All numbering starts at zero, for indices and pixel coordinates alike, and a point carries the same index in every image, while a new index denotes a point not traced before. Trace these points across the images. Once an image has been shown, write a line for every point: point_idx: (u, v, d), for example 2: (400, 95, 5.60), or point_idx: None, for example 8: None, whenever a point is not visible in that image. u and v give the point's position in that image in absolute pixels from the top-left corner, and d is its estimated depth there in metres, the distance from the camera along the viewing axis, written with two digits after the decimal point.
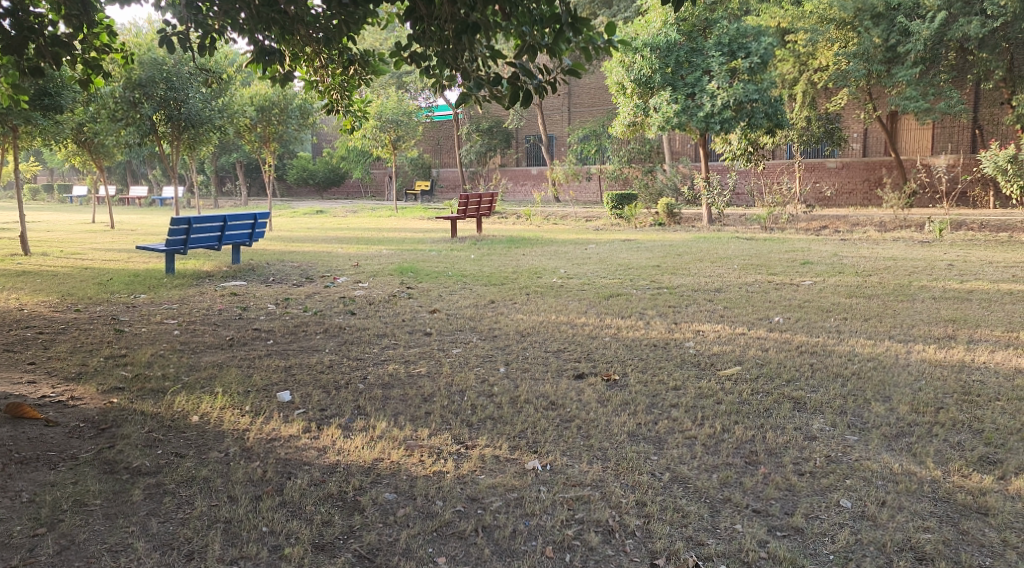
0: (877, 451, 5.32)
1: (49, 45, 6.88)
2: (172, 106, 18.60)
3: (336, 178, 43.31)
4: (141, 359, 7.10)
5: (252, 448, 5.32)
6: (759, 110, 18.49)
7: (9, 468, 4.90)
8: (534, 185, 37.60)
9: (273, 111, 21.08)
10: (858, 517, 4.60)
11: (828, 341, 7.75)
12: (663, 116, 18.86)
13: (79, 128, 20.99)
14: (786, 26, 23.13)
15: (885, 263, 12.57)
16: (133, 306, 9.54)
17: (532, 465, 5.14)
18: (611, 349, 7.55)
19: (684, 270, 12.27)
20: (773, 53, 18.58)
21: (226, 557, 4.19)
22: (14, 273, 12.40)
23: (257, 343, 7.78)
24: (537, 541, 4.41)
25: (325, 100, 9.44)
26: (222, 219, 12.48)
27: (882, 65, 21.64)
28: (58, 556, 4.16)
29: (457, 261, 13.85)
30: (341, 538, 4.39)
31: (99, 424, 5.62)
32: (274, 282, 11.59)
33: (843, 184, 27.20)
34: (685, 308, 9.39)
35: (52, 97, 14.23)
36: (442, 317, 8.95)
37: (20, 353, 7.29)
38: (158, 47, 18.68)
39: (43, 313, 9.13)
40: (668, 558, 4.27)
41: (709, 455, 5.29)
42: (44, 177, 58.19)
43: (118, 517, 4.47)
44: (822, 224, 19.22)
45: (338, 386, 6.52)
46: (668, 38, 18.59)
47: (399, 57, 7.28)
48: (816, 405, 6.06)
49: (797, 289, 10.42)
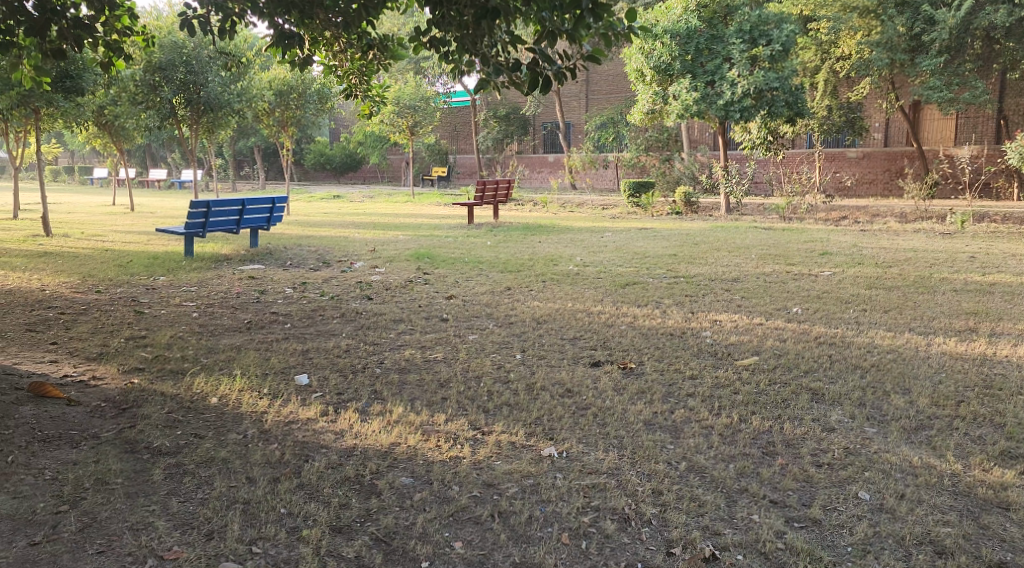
0: (896, 443, 5.29)
1: (72, 27, 6.93)
2: (191, 90, 18.71)
3: (353, 163, 43.53)
4: (160, 341, 7.14)
5: (270, 430, 5.35)
6: (779, 98, 18.33)
7: (32, 446, 4.95)
8: (550, 172, 37.07)
9: (291, 95, 20.99)
10: (876, 509, 4.57)
11: (847, 333, 7.68)
12: (682, 103, 18.79)
13: (100, 110, 21.11)
14: (808, 14, 22.93)
15: (906, 255, 12.41)
16: (152, 289, 9.59)
17: (548, 452, 5.15)
18: (628, 338, 7.52)
19: (701, 260, 12.19)
20: (795, 40, 18.30)
21: (245, 537, 4.21)
22: (36, 253, 12.54)
23: (274, 327, 7.81)
24: (553, 527, 4.41)
25: (344, 85, 9.46)
26: (241, 203, 12.53)
27: (905, 54, 21.32)
28: (80, 534, 4.18)
29: (472, 248, 13.87)
30: (358, 520, 4.42)
31: (119, 404, 5.67)
32: (291, 266, 11.60)
33: (863, 173, 26.76)
34: (702, 297, 9.34)
35: (73, 79, 14.29)
36: (458, 303, 8.97)
37: (42, 333, 7.35)
38: (179, 30, 18.74)
39: (65, 294, 9.20)
40: (684, 547, 4.26)
41: (726, 445, 5.28)
42: (65, 158, 58.76)
43: (139, 496, 4.50)
44: (842, 214, 19.05)
45: (355, 370, 6.56)
46: (689, 25, 18.48)
47: (418, 43, 7.17)
48: (833, 397, 6.01)
49: (815, 280, 10.33)
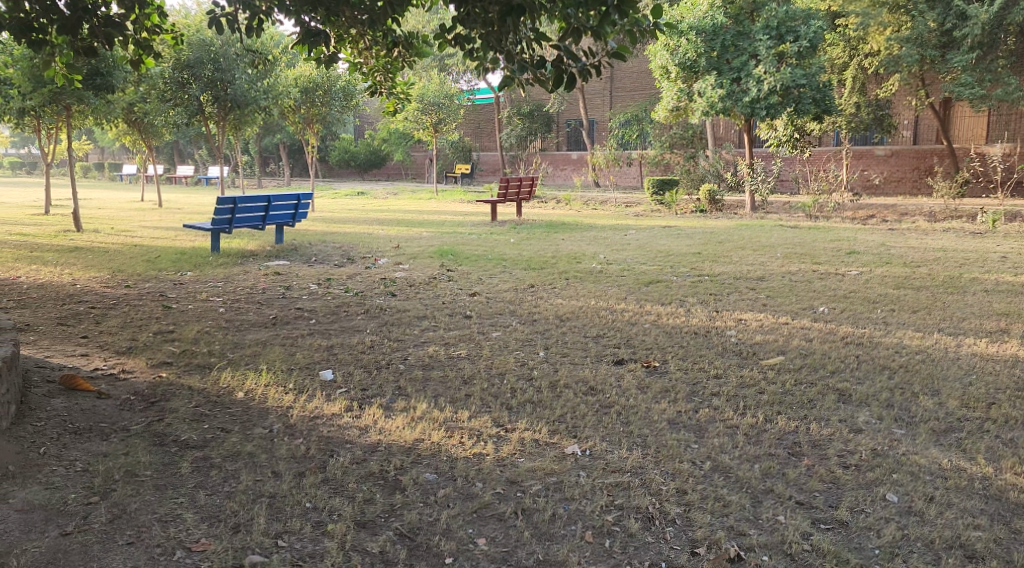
0: (925, 445, 5.23)
1: (102, 26, 7.01)
2: (218, 87, 18.87)
3: (377, 160, 43.70)
4: (187, 336, 7.22)
5: (295, 425, 5.40)
6: (806, 96, 18.14)
7: (63, 438, 5.02)
8: (574, 169, 37.02)
9: (317, 92, 21.11)
10: (905, 512, 4.53)
11: (875, 333, 7.60)
12: (707, 100, 18.73)
13: (130, 108, 21.35)
14: (837, 9, 22.69)
15: (934, 254, 12.26)
16: (179, 284, 9.69)
17: (572, 450, 5.14)
18: (651, 336, 7.48)
19: (725, 258, 12.16)
20: (823, 36, 18.08)
21: (271, 531, 4.24)
22: (66, 248, 12.71)
23: (299, 322, 7.87)
24: (577, 526, 4.40)
25: (369, 82, 9.49)
26: (266, 200, 12.62)
27: (936, 51, 21.13)
28: (110, 524, 4.22)
29: (496, 245, 13.86)
30: (382, 516, 4.43)
31: (148, 397, 5.75)
32: (315, 263, 11.66)
33: (892, 172, 26.45)
34: (726, 296, 9.30)
35: (103, 77, 14.46)
36: (482, 301, 8.98)
37: (73, 327, 7.46)
38: (207, 28, 18.92)
39: (95, 288, 9.33)
40: (709, 547, 4.24)
41: (751, 445, 5.25)
42: (95, 156, 59.56)
43: (168, 488, 4.55)
44: (869, 213, 18.85)
45: (379, 366, 6.59)
46: (715, 22, 18.39)
47: (443, 40, 7.09)
48: (861, 398, 5.96)
49: (842, 279, 10.24)
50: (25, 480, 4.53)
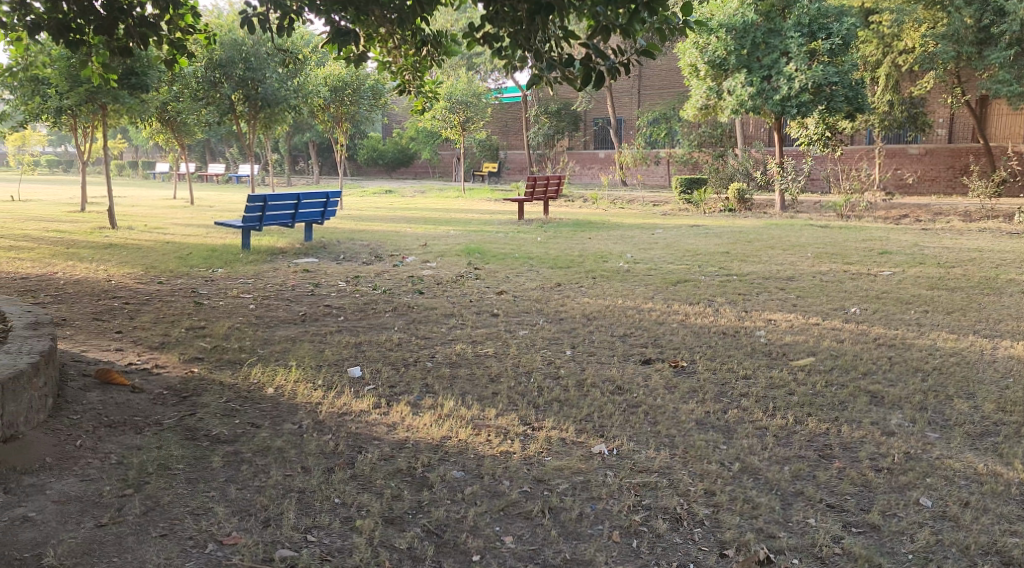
0: (960, 449, 5.15)
1: (137, 26, 7.09)
2: (250, 86, 19.06)
3: (405, 159, 43.91)
4: (218, 332, 7.30)
5: (324, 421, 5.44)
6: (838, 93, 17.86)
7: (99, 431, 5.09)
8: (601, 168, 36.91)
9: (346, 91, 21.23)
10: (939, 517, 4.46)
11: (907, 334, 7.50)
12: (737, 98, 18.64)
13: (163, 106, 21.64)
14: (870, 6, 22.41)
15: (969, 255, 12.06)
16: (210, 280, 9.80)
17: (598, 450, 5.13)
18: (679, 336, 7.44)
19: (754, 257, 12.09)
20: (856, 34, 17.85)
21: (300, 526, 4.28)
22: (101, 245, 12.90)
23: (328, 319, 7.93)
24: (603, 526, 4.38)
25: (398, 80, 9.51)
26: (296, 198, 12.71)
27: (973, 48, 20.83)
28: (144, 517, 4.28)
29: (522, 243, 13.85)
30: (409, 512, 4.45)
31: (181, 392, 5.82)
32: (343, 260, 11.75)
33: (926, 170, 26.07)
34: (756, 296, 9.23)
35: (139, 76, 14.67)
36: (509, 299, 8.97)
37: (108, 322, 7.57)
38: (239, 28, 19.14)
39: (129, 284, 9.46)
40: (738, 549, 4.20)
41: (781, 447, 5.20)
42: (129, 154, 60.49)
43: (200, 482, 4.61)
44: (901, 213, 18.57)
45: (407, 363, 6.62)
46: (745, 19, 18.28)
47: (472, 38, 7.04)
48: (893, 400, 5.89)
49: (874, 279, 10.12)
50: (62, 471, 4.61)
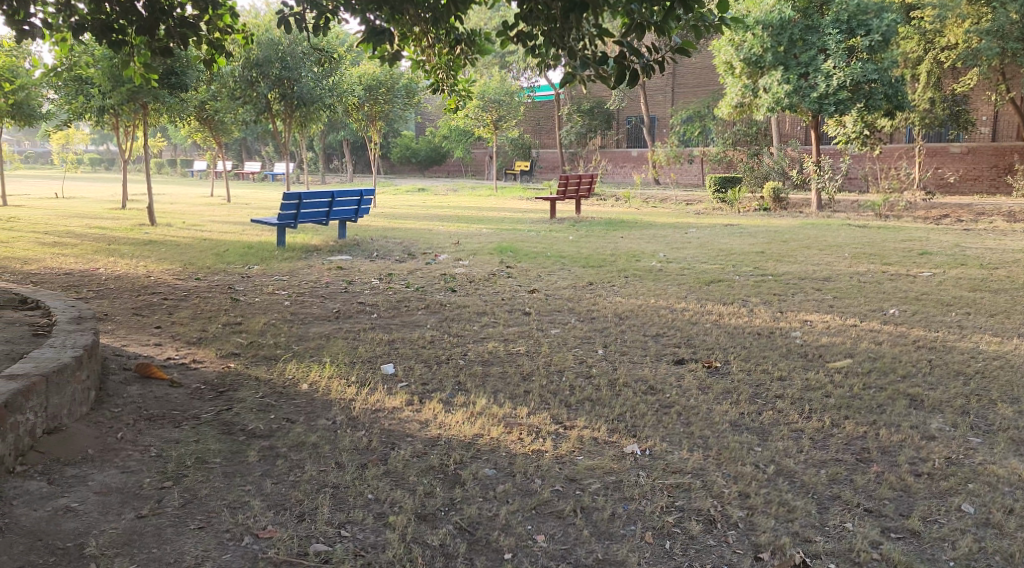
0: (1003, 455, 5.05)
1: (178, 27, 7.17)
2: (285, 85, 19.21)
3: (437, 157, 44.06)
4: (254, 328, 7.38)
5: (358, 417, 5.47)
6: (878, 91, 17.58)
7: (138, 424, 5.18)
8: (635, 166, 36.70)
9: (379, 90, 21.81)
10: (982, 524, 4.37)
11: (948, 336, 7.37)
12: (773, 96, 18.43)
13: (201, 106, 21.94)
14: (911, 2, 22.07)
15: (1012, 256, 11.80)
16: (246, 277, 9.92)
17: (631, 450, 5.11)
18: (713, 336, 7.38)
19: (790, 257, 11.96)
20: (896, 30, 17.52)
21: (335, 521, 4.31)
22: (142, 242, 13.12)
23: (361, 316, 7.98)
24: (636, 526, 4.36)
25: (431, 79, 9.54)
26: (330, 196, 12.79)
27: (1018, 43, 20.35)
28: (183, 509, 4.34)
29: (555, 242, 13.80)
30: (443, 509, 4.47)
31: (217, 387, 5.90)
32: (377, 257, 11.82)
33: (968, 169, 25.59)
34: (791, 296, 9.12)
35: (178, 76, 14.92)
36: (541, 298, 8.94)
37: (147, 317, 7.69)
38: (275, 27, 19.30)
39: (167, 280, 9.60)
40: (773, 552, 4.16)
41: (817, 450, 5.14)
42: (168, 153, 61.52)
43: (236, 476, 4.66)
44: (942, 213, 18.23)
45: (439, 361, 6.63)
46: (783, 15, 18.02)
47: (506, 36, 7.03)
48: (933, 404, 5.78)
49: (913, 280, 9.95)
50: (103, 463, 4.69)
